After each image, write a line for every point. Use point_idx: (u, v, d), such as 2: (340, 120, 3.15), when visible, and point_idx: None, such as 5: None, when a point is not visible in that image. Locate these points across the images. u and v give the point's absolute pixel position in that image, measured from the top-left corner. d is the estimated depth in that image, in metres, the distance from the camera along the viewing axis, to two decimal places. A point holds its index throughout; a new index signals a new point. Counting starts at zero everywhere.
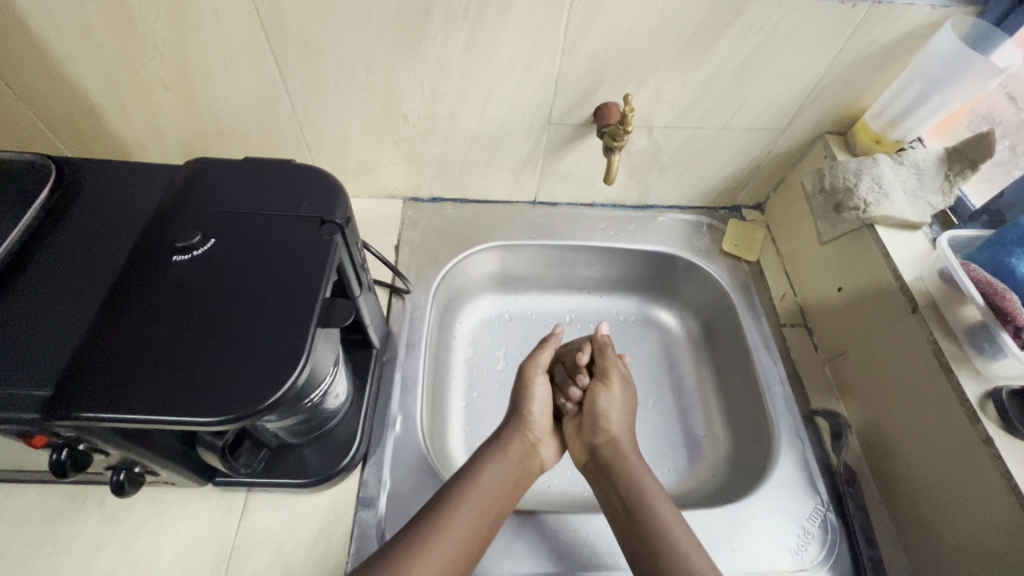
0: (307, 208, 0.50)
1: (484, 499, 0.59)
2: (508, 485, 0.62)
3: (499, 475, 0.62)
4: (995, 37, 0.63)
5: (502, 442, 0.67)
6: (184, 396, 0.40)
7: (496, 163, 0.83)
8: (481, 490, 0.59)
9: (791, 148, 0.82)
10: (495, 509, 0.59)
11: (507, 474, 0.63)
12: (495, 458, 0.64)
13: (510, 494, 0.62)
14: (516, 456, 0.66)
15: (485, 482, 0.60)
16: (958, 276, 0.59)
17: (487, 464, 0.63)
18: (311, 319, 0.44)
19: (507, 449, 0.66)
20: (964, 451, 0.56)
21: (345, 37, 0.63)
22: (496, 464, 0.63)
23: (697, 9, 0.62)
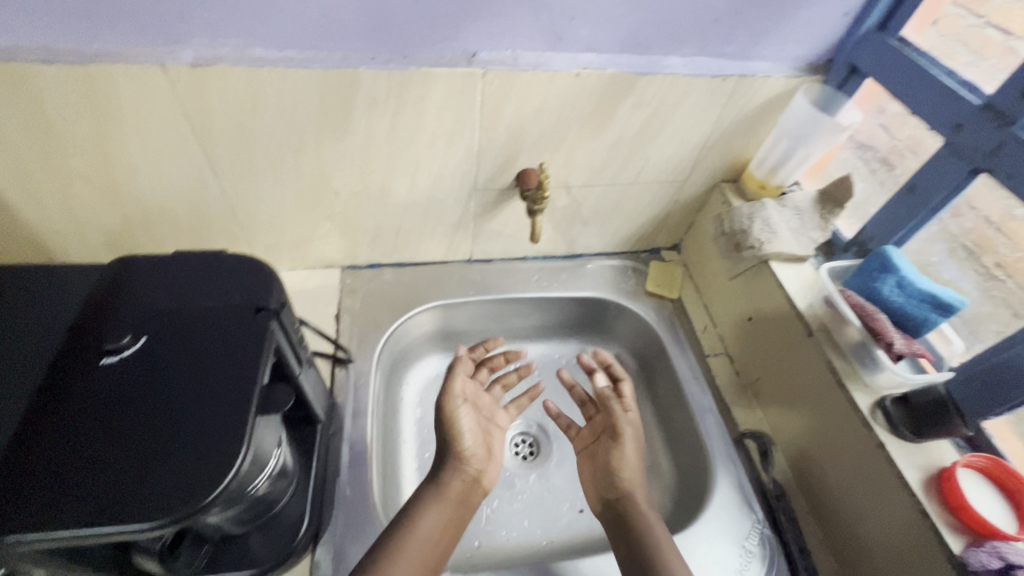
0: (240, 296, 0.51)
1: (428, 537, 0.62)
2: (452, 519, 0.66)
3: (440, 513, 0.65)
4: (838, 99, 0.76)
5: (439, 477, 0.69)
6: (119, 505, 0.39)
7: (429, 228, 0.87)
8: (419, 538, 0.61)
9: (694, 196, 0.92)
10: (436, 546, 0.63)
11: (447, 509, 0.66)
12: (435, 494, 0.67)
13: (453, 528, 0.66)
14: (456, 493, 0.68)
15: (427, 521, 0.64)
16: (838, 304, 0.68)
17: (429, 501, 0.66)
18: (251, 409, 0.44)
19: (445, 483, 0.68)
20: (866, 456, 0.63)
21: (272, 126, 0.66)
22: (436, 499, 0.66)
23: (594, 88, 0.70)
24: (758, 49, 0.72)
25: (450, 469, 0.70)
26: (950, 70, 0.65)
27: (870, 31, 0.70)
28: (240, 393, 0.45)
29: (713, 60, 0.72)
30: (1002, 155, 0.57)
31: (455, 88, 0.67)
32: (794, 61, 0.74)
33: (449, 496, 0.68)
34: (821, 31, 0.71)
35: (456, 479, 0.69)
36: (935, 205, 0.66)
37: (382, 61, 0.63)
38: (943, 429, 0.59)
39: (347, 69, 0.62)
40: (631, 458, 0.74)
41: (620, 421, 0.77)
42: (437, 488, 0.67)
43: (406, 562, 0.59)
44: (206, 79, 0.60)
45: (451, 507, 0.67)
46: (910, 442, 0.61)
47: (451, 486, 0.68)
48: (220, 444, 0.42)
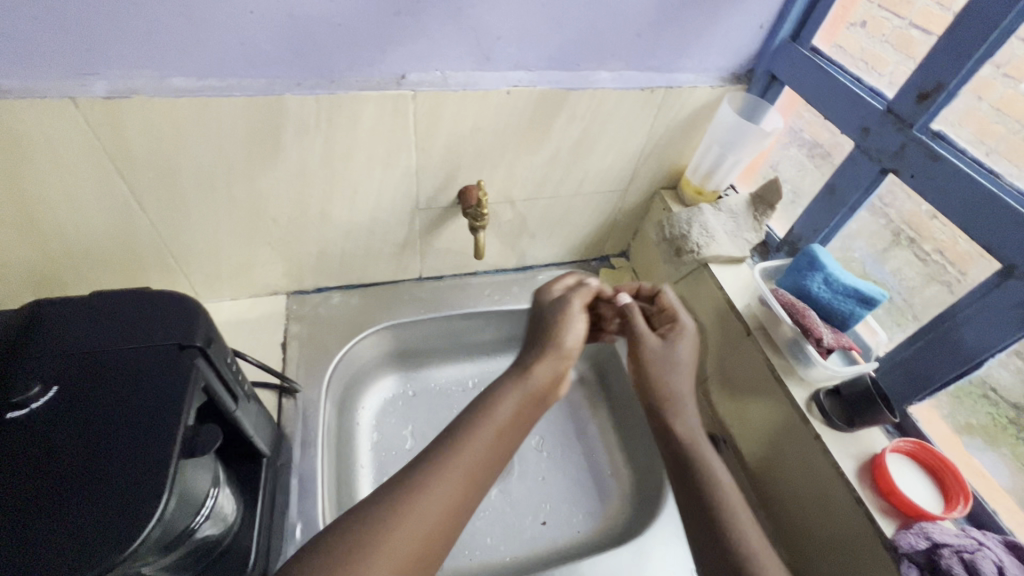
0: (161, 335, 0.49)
1: (466, 470, 0.52)
2: (495, 454, 0.55)
3: (489, 440, 0.55)
4: (762, 107, 0.80)
5: (495, 402, 0.58)
6: (29, 566, 0.37)
7: (375, 249, 0.86)
8: (493, 425, 0.56)
9: (636, 204, 0.94)
10: (468, 482, 0.52)
11: (495, 440, 0.55)
12: (487, 421, 0.56)
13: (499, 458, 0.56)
14: (507, 419, 0.57)
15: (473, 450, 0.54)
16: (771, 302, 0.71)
17: (481, 423, 0.56)
18: (174, 453, 0.43)
19: (499, 409, 0.57)
20: (806, 449, 0.65)
21: (199, 155, 0.65)
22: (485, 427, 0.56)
23: (526, 105, 0.71)
24: (683, 61, 0.74)
25: (508, 397, 0.58)
26: (856, 77, 0.69)
27: (783, 41, 0.74)
28: (162, 436, 0.43)
29: (641, 73, 0.74)
30: (905, 156, 0.61)
31: (386, 110, 0.67)
32: (718, 72, 0.78)
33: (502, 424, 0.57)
34: (738, 42, 0.74)
35: (510, 402, 0.58)
36: (852, 204, 0.69)
37: (308, 86, 0.63)
38: (872, 418, 0.61)
39: (272, 96, 0.61)
40: (687, 382, 0.64)
41: (642, 338, 0.67)
42: (490, 414, 0.57)
43: (456, 469, 0.52)
44: (123, 111, 0.58)
45: (504, 436, 0.56)
46: (844, 432, 0.64)
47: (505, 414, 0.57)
48: (140, 492, 0.41)
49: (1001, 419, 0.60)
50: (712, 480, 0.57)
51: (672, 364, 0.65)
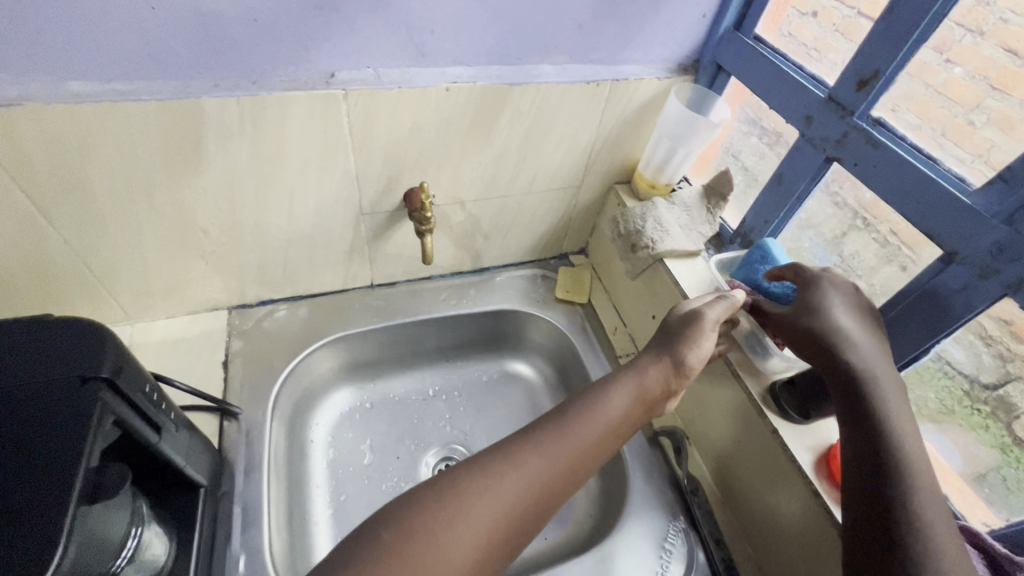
0: (60, 368, 0.44)
1: (552, 475, 0.50)
2: (590, 465, 0.53)
3: (583, 443, 0.53)
4: (710, 97, 0.79)
5: (606, 406, 0.55)
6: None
7: (320, 257, 0.82)
8: (600, 422, 0.54)
9: (591, 199, 0.92)
10: (549, 488, 0.50)
11: (590, 447, 0.53)
12: (586, 423, 0.54)
13: (590, 464, 0.53)
14: (608, 425, 0.55)
15: (562, 449, 0.51)
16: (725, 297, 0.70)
17: (578, 422, 0.54)
18: (73, 500, 0.39)
19: (607, 417, 0.55)
20: (763, 443, 0.65)
21: (112, 166, 0.60)
22: (581, 431, 0.53)
23: (467, 102, 0.68)
24: (628, 53, 0.73)
25: (614, 400, 0.56)
26: (798, 66, 0.68)
27: (727, 30, 0.73)
28: (59, 482, 0.39)
29: (585, 66, 0.72)
30: (847, 144, 0.60)
31: (317, 111, 0.63)
32: (664, 63, 0.76)
33: (601, 429, 0.54)
34: (682, 32, 0.73)
35: (618, 406, 0.56)
36: (800, 193, 0.69)
37: (227, 88, 0.58)
38: (826, 409, 0.60)
39: (187, 99, 0.57)
40: (875, 354, 0.54)
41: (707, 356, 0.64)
42: (589, 418, 0.54)
43: (543, 462, 0.50)
44: (16, 121, 0.53)
45: (600, 443, 0.54)
46: (800, 424, 0.63)
47: (612, 419, 0.55)
48: (29, 547, 0.36)
49: (959, 393, 0.60)
50: (915, 474, 0.47)
51: (847, 339, 0.55)
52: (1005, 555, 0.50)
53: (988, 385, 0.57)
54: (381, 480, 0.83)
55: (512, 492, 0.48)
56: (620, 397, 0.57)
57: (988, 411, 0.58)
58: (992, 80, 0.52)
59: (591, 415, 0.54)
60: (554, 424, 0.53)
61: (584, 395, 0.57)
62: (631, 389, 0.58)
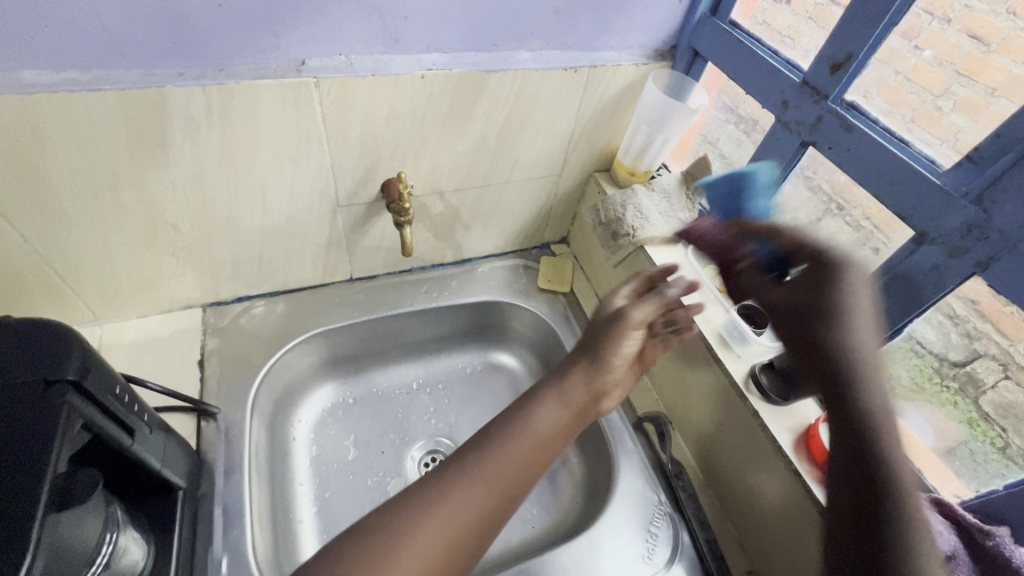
0: (23, 371, 0.42)
1: (488, 496, 0.47)
2: (530, 477, 0.50)
3: (520, 457, 0.50)
4: (688, 84, 0.79)
5: (531, 425, 0.52)
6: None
7: (297, 251, 0.80)
8: (534, 436, 0.52)
9: (571, 188, 0.92)
10: (488, 511, 0.47)
11: (518, 467, 0.50)
12: (521, 436, 0.51)
13: (532, 477, 0.50)
14: (543, 436, 0.52)
15: (498, 467, 0.49)
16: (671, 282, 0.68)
17: (511, 440, 0.51)
18: (41, 506, 0.37)
19: (535, 432, 0.52)
20: (744, 426, 0.66)
21: (73, 159, 0.57)
22: (517, 444, 0.51)
23: (443, 91, 0.67)
24: (605, 39, 0.72)
25: (547, 407, 0.54)
26: (773, 50, 0.68)
27: (704, 16, 0.73)
28: (24, 489, 0.37)
29: (563, 53, 0.71)
30: (822, 128, 0.61)
31: (287, 100, 0.61)
32: (641, 49, 0.76)
33: (536, 441, 0.52)
34: (659, 18, 0.73)
35: (549, 416, 0.54)
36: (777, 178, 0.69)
37: (192, 77, 0.56)
38: (806, 391, 0.61)
39: (150, 88, 0.55)
40: (865, 318, 0.51)
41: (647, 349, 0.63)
42: (525, 431, 0.52)
43: (479, 485, 0.47)
44: None
45: (540, 451, 0.51)
46: (780, 406, 0.64)
47: (539, 438, 0.52)
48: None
49: (928, 371, 0.61)
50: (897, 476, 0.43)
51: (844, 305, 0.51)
52: (975, 524, 0.52)
53: (957, 362, 0.59)
54: (366, 476, 0.82)
55: (447, 521, 0.45)
56: (551, 408, 0.54)
57: (958, 387, 0.60)
58: (959, 66, 0.53)
59: (527, 428, 0.52)
60: (478, 446, 0.50)
61: (510, 412, 0.54)
62: (566, 395, 0.56)
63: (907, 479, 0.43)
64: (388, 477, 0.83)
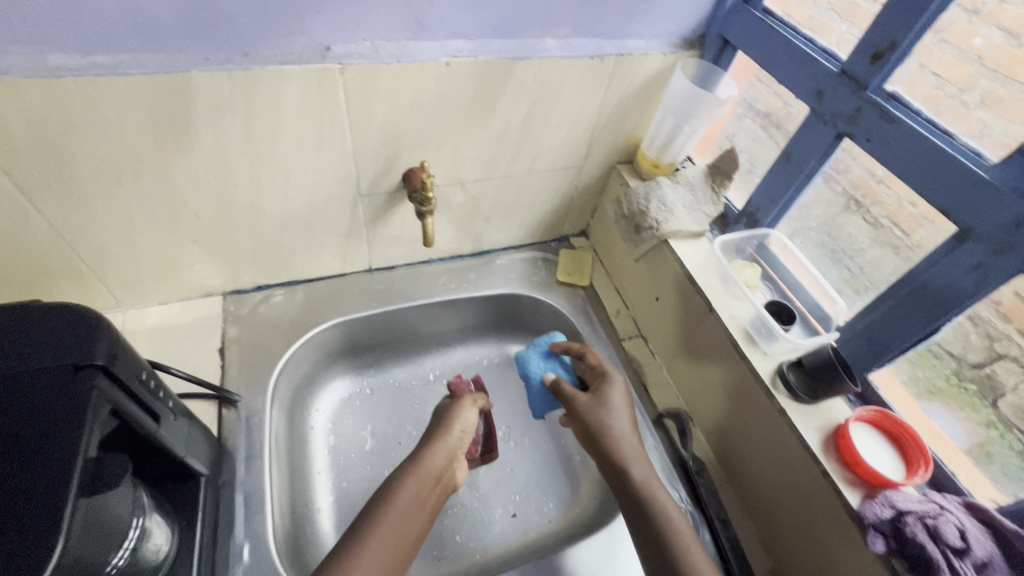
0: (54, 356, 0.42)
1: (401, 532, 0.59)
2: (421, 515, 0.62)
3: (416, 500, 0.62)
4: (716, 74, 0.77)
5: (399, 494, 0.62)
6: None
7: (317, 240, 0.80)
8: (397, 511, 0.60)
9: (593, 180, 0.90)
10: (400, 548, 0.58)
11: (403, 529, 0.59)
12: (414, 480, 0.63)
13: (423, 512, 0.62)
14: (434, 476, 0.65)
15: (395, 520, 0.59)
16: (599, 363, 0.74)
17: (402, 489, 0.62)
18: (73, 489, 0.37)
19: (419, 493, 0.62)
20: (769, 424, 0.65)
21: (98, 145, 0.57)
22: (412, 490, 0.62)
23: (467, 79, 0.66)
24: (633, 27, 0.70)
25: (431, 456, 0.66)
26: (809, 38, 0.66)
27: (736, 3, 0.71)
28: (56, 472, 0.37)
29: (589, 41, 0.70)
30: (860, 120, 0.59)
31: (311, 87, 0.60)
32: (669, 37, 0.74)
33: (427, 478, 0.64)
34: (689, 4, 0.71)
35: (439, 455, 0.67)
36: (809, 171, 0.67)
37: (217, 62, 0.56)
38: (835, 389, 0.60)
39: (175, 73, 0.54)
40: (625, 422, 0.67)
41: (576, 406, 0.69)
42: (407, 483, 0.63)
43: (377, 547, 0.56)
44: None
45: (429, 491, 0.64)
46: (808, 404, 0.63)
47: (417, 499, 0.62)
48: (28, 537, 0.35)
49: (947, 373, 0.61)
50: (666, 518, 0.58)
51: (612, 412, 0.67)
52: (1015, 531, 0.50)
53: (976, 365, 0.59)
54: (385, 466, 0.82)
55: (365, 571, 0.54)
56: (437, 449, 0.67)
57: (975, 389, 0.60)
58: (987, 61, 0.53)
59: (404, 486, 0.62)
60: (369, 519, 0.59)
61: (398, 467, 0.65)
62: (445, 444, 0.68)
63: (685, 533, 0.57)
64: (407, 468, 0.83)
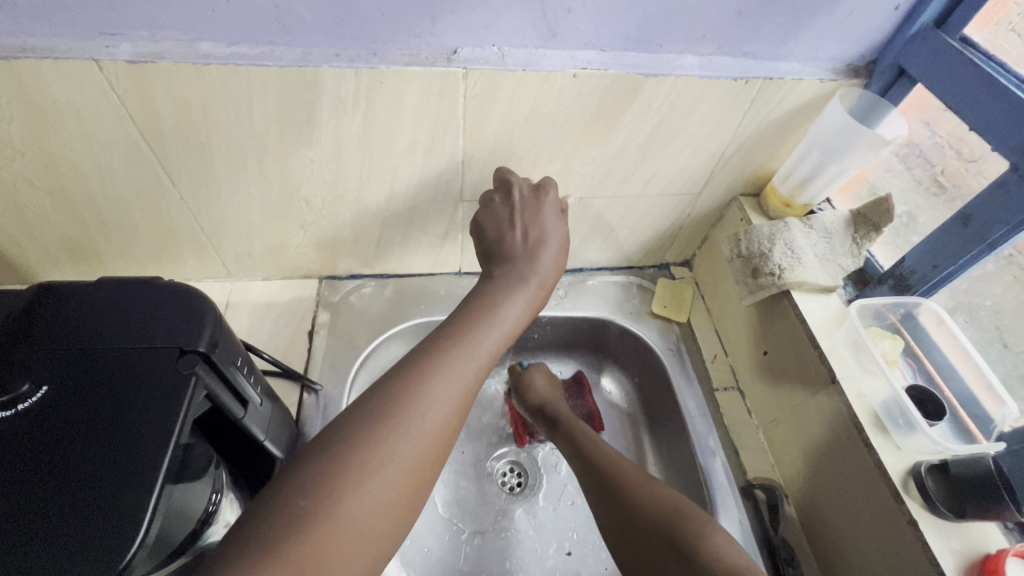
0: (165, 336, 0.44)
1: (503, 336, 0.56)
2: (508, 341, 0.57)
3: (440, 421, 0.47)
4: (882, 108, 0.66)
5: (501, 302, 0.58)
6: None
7: (413, 238, 0.79)
8: (503, 321, 0.56)
9: (709, 209, 0.82)
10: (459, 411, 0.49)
11: (504, 337, 0.56)
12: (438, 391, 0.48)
13: (450, 436, 0.48)
14: (535, 300, 0.61)
15: (422, 425, 0.45)
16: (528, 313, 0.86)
17: (510, 303, 0.58)
18: (161, 477, 0.38)
19: (516, 295, 0.59)
20: (891, 530, 0.55)
21: (231, 129, 0.59)
22: (439, 401, 0.47)
23: (593, 92, 0.61)
24: (788, 48, 0.62)
25: (486, 332, 0.54)
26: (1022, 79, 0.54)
27: (925, 28, 0.59)
28: (150, 455, 0.39)
29: (735, 60, 0.62)
30: None
31: (432, 90, 0.59)
32: (831, 62, 0.64)
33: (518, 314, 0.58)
34: (864, 26, 0.61)
35: (533, 275, 0.61)
36: (993, 241, 0.55)
37: (348, 58, 0.56)
38: (990, 513, 0.50)
39: (307, 67, 0.55)
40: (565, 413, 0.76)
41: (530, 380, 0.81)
42: (429, 398, 0.47)
43: (492, 331, 0.55)
44: (148, 78, 0.53)
45: (482, 369, 0.52)
46: (949, 521, 0.52)
47: (506, 326, 0.56)
48: (117, 518, 0.36)
49: None
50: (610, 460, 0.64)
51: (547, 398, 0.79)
52: None
53: None
54: (444, 473, 0.82)
55: (486, 342, 0.54)
56: (531, 270, 0.61)
57: None
58: None
59: (440, 382, 0.48)
60: (478, 316, 0.56)
61: None
62: (488, 328, 0.55)
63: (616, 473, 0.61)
64: (467, 478, 0.82)
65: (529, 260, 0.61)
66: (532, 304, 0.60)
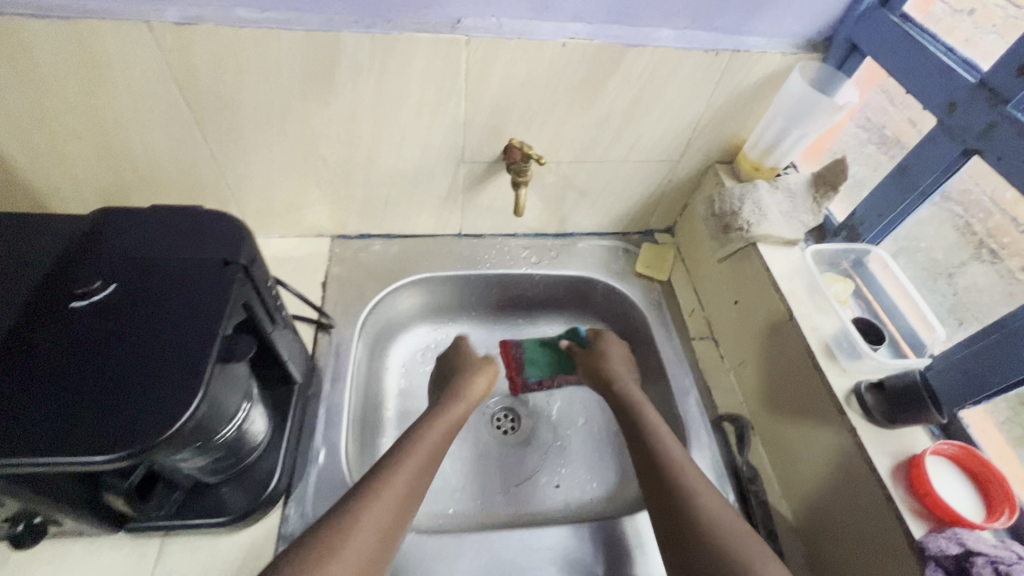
0: (211, 249, 0.52)
1: (442, 433, 0.71)
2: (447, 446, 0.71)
3: (405, 479, 0.62)
4: (838, 79, 0.74)
5: (441, 417, 0.73)
6: (63, 437, 0.40)
7: (418, 199, 0.87)
8: (445, 417, 0.72)
9: (688, 176, 0.90)
10: (418, 475, 0.64)
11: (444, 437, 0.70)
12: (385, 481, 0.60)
13: (418, 486, 0.63)
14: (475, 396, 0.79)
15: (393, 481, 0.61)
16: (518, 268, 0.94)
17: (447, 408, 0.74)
18: (212, 355, 0.45)
19: (454, 416, 0.74)
20: (837, 440, 0.63)
21: (260, 89, 0.67)
22: (402, 472, 0.62)
23: (580, 60, 0.69)
24: (753, 24, 0.70)
25: (427, 436, 0.69)
26: (948, 48, 0.63)
27: (871, 6, 0.68)
28: (202, 338, 0.46)
29: (706, 34, 0.70)
30: (993, 136, 0.55)
31: (438, 55, 0.67)
32: (792, 37, 0.72)
33: (453, 421, 0.73)
34: (819, 4, 0.69)
35: (468, 387, 0.79)
36: (925, 189, 0.64)
37: (365, 25, 0.63)
38: (915, 417, 0.58)
39: (329, 32, 0.62)
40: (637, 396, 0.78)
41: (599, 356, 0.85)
42: (396, 472, 0.62)
43: (434, 430, 0.70)
44: (190, 39, 0.61)
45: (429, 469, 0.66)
46: (884, 427, 0.61)
47: (445, 431, 0.71)
48: (178, 383, 0.43)
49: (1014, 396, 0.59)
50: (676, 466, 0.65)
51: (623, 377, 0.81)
52: None
53: None
54: None
55: (430, 436, 0.69)
56: (463, 404, 0.76)
57: None
58: None
59: (400, 466, 0.63)
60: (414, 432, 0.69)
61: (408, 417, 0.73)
62: (426, 435, 0.69)
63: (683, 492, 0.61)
64: None
65: (466, 385, 0.79)
66: (466, 400, 0.77)
